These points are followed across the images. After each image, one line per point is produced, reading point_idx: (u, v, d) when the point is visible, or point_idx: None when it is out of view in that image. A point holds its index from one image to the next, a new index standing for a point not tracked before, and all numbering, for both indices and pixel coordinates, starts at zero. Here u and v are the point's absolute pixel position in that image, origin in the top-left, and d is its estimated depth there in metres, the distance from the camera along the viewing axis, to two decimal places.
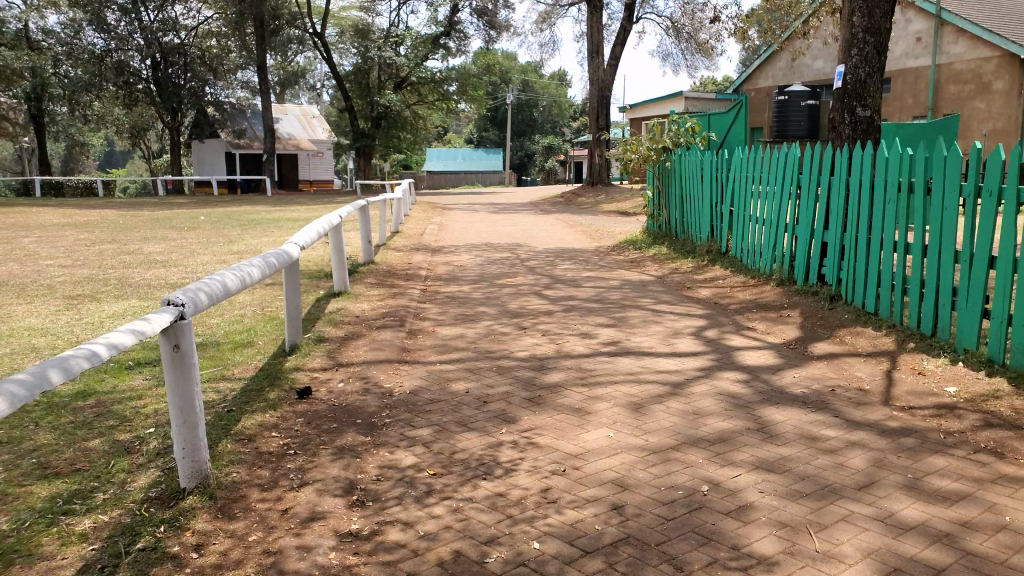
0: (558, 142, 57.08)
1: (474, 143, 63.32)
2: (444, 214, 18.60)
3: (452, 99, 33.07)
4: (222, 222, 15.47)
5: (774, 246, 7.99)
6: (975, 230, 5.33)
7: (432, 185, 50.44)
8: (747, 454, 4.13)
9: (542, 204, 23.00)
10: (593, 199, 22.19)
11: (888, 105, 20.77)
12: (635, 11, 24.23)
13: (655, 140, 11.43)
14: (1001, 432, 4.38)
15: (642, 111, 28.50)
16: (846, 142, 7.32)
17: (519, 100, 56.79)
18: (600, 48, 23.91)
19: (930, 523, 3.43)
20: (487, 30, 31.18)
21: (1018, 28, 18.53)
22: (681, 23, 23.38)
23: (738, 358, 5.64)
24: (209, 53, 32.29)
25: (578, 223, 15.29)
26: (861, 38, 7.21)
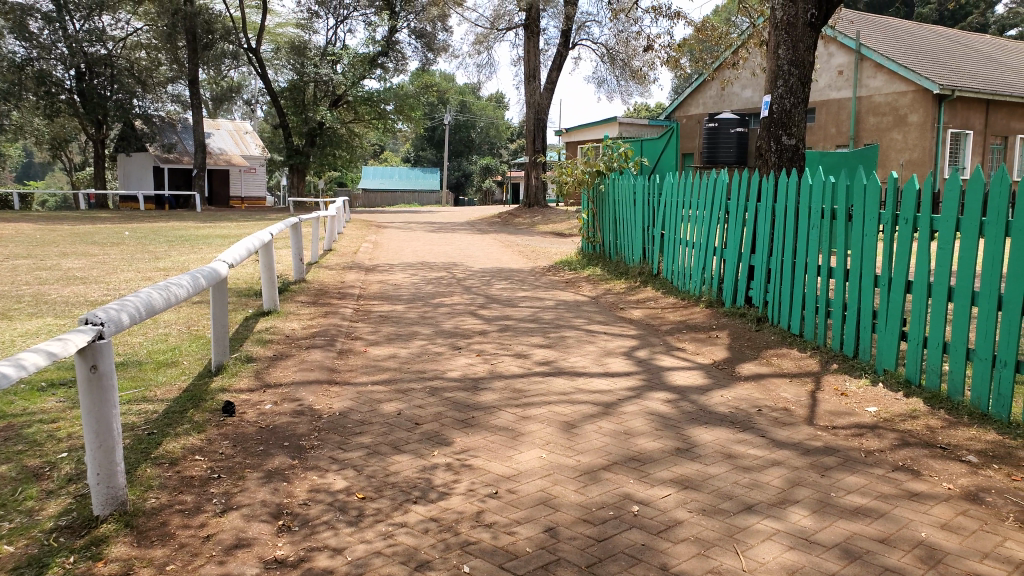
0: (495, 163, 57.55)
1: (411, 162, 63.31)
2: (380, 233, 18.45)
3: (389, 118, 33.04)
4: (147, 239, 14.98)
5: (704, 269, 8.19)
6: (893, 257, 5.58)
7: (368, 202, 50.14)
8: (675, 473, 4.19)
9: (479, 224, 23.05)
10: (529, 220, 22.37)
11: (813, 134, 21.61)
12: (571, 38, 24.70)
13: (589, 164, 11.59)
14: (917, 450, 4.58)
15: (578, 135, 29.01)
16: (773, 169, 7.59)
17: (457, 121, 56.97)
18: (536, 72, 24.26)
19: (851, 541, 3.53)
20: (425, 51, 31.28)
21: (930, 65, 19.63)
22: (616, 51, 23.94)
23: (667, 378, 5.74)
24: (138, 65, 31.43)
25: (514, 243, 15.39)
26: (787, 70, 7.50)
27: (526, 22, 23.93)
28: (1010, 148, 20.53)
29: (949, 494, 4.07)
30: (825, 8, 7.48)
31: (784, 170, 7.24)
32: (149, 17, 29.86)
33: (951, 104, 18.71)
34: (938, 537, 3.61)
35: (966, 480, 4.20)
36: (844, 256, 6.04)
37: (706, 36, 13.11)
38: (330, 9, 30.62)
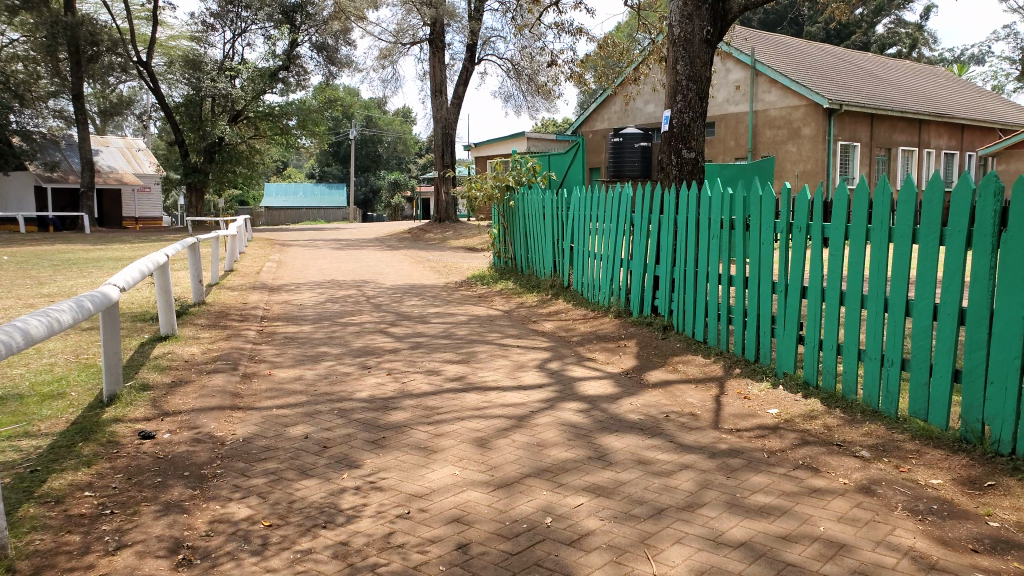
0: (403, 179, 57.39)
1: (316, 177, 62.27)
2: (283, 252, 17.95)
3: (292, 133, 32.74)
4: (27, 264, 14.06)
5: (612, 280, 8.35)
6: (788, 264, 5.82)
7: (272, 221, 48.94)
8: (588, 481, 4.23)
9: (389, 240, 22.82)
10: (441, 235, 22.32)
11: (713, 147, 22.42)
12: (477, 53, 24.87)
13: (498, 178, 11.66)
14: (815, 448, 4.77)
15: (487, 150, 29.20)
16: (674, 181, 7.83)
17: (363, 136, 56.25)
18: (443, 86, 24.36)
19: (756, 539, 3.63)
20: (327, 65, 30.89)
21: (820, 81, 20.73)
22: (522, 66, 24.29)
23: (579, 388, 5.80)
24: (14, 77, 29.11)
25: (425, 259, 15.33)
26: (685, 85, 7.75)
27: (431, 36, 23.97)
28: (894, 159, 21.87)
29: (844, 488, 4.25)
30: (719, 25, 7.77)
31: (685, 183, 7.48)
32: (26, 27, 28.15)
33: (840, 118, 19.80)
34: (835, 530, 3.76)
35: (860, 475, 4.40)
36: (743, 265, 6.26)
37: (608, 52, 13.39)
38: (226, 21, 29.83)
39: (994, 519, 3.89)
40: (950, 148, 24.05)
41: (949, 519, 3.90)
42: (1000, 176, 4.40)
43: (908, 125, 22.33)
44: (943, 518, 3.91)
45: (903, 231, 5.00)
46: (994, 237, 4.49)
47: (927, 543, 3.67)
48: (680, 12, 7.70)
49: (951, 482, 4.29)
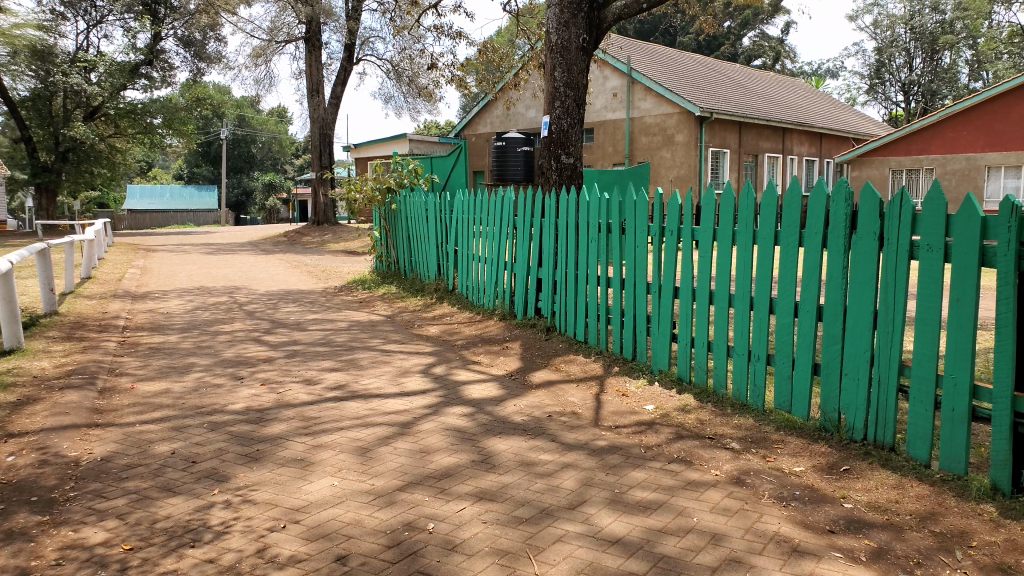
0: (279, 180, 55.70)
1: (186, 178, 59.39)
2: (147, 257, 16.91)
3: (156, 132, 31.07)
4: None
5: (496, 283, 8.40)
6: (662, 266, 6.04)
7: (136, 225, 46.08)
8: (472, 486, 4.22)
9: (263, 244, 22.06)
10: (319, 238, 21.82)
11: (592, 152, 23.03)
12: (355, 53, 24.46)
13: (378, 180, 11.45)
14: (690, 442, 4.97)
15: (367, 151, 28.82)
16: (554, 186, 7.97)
17: (235, 136, 53.57)
18: (320, 86, 23.83)
19: (633, 534, 3.74)
20: (195, 61, 29.54)
21: (692, 90, 21.73)
22: (402, 67, 24.09)
23: (464, 392, 5.78)
24: None
25: (302, 263, 14.91)
26: (563, 91, 7.91)
27: (307, 34, 23.42)
28: (760, 165, 23.21)
29: (716, 479, 4.46)
30: (595, 34, 8.00)
31: (565, 187, 7.62)
32: None
33: (710, 126, 20.80)
34: (709, 519, 3.94)
35: (731, 466, 4.63)
36: (620, 267, 6.46)
37: (488, 56, 13.46)
38: (79, 10, 27.79)
39: (849, 500, 4.19)
40: (811, 155, 25.78)
41: (810, 504, 4.16)
42: (850, 182, 4.74)
43: (773, 132, 23.74)
44: (804, 503, 4.17)
45: (765, 235, 5.29)
46: (845, 239, 4.84)
47: (791, 527, 3.90)
48: (557, 20, 7.84)
49: (812, 468, 4.59)
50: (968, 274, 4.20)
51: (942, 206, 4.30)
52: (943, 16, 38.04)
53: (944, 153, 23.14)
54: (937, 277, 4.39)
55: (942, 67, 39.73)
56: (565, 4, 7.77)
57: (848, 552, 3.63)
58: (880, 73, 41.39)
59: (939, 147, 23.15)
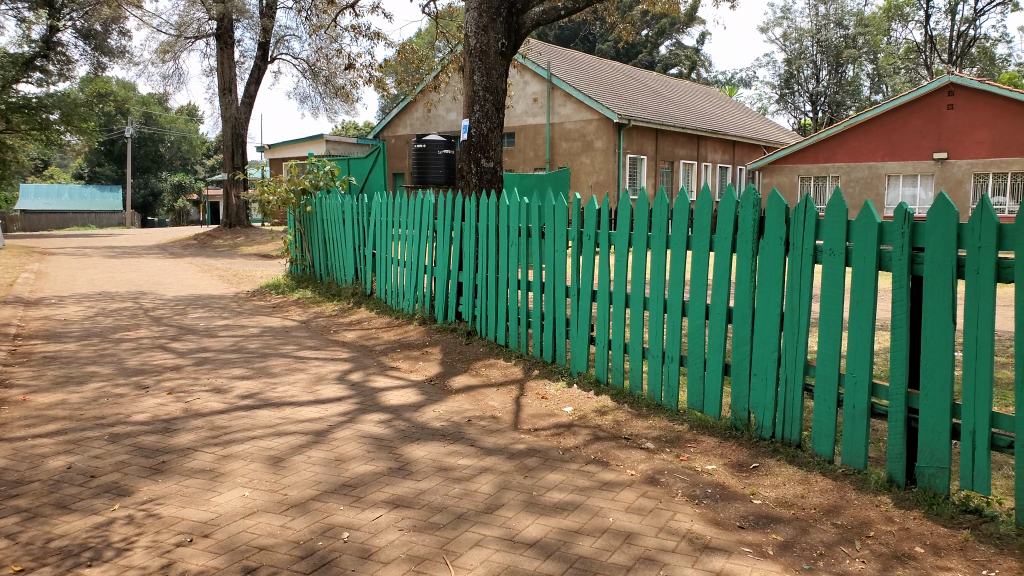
0: (189, 181, 53.81)
1: (86, 178, 56.51)
2: (43, 260, 16.04)
3: (54, 130, 28.97)
4: None
5: (415, 287, 8.34)
6: (580, 269, 6.12)
7: (31, 227, 43.55)
8: (388, 494, 4.16)
9: (171, 247, 21.22)
10: (230, 241, 21.18)
11: (513, 156, 23.17)
12: (269, 52, 23.87)
13: (293, 182, 11.20)
14: (606, 443, 5.05)
15: (282, 152, 28.23)
16: (474, 190, 7.96)
17: (141, 134, 51.68)
18: (232, 85, 23.19)
19: (549, 536, 3.77)
20: (95, 54, 28.30)
21: (611, 97, 22.14)
22: (318, 67, 23.67)
23: (381, 399, 5.70)
24: None
25: (213, 267, 14.44)
26: (482, 95, 7.91)
27: (218, 31, 22.74)
28: (676, 172, 23.88)
29: (632, 479, 4.55)
30: (513, 39, 8.04)
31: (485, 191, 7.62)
32: None
33: (628, 133, 21.24)
34: (623, 519, 4.00)
35: (646, 466, 4.73)
36: (540, 271, 6.52)
37: (407, 58, 13.39)
38: None
39: (758, 497, 4.34)
40: (724, 162, 26.67)
41: (721, 501, 4.29)
42: (758, 189, 4.91)
43: (688, 140, 24.43)
44: (716, 500, 4.29)
45: (678, 240, 5.44)
46: (753, 244, 5.00)
47: (702, 525, 4.00)
48: (476, 24, 7.84)
49: (722, 466, 4.74)
50: (866, 277, 4.41)
51: (842, 212, 4.50)
52: (846, 31, 39.99)
53: (848, 162, 24.34)
54: (838, 280, 4.59)
55: (845, 79, 41.76)
56: (484, 9, 7.79)
57: (756, 547, 3.76)
58: (789, 84, 43.09)
59: (844, 156, 24.29)
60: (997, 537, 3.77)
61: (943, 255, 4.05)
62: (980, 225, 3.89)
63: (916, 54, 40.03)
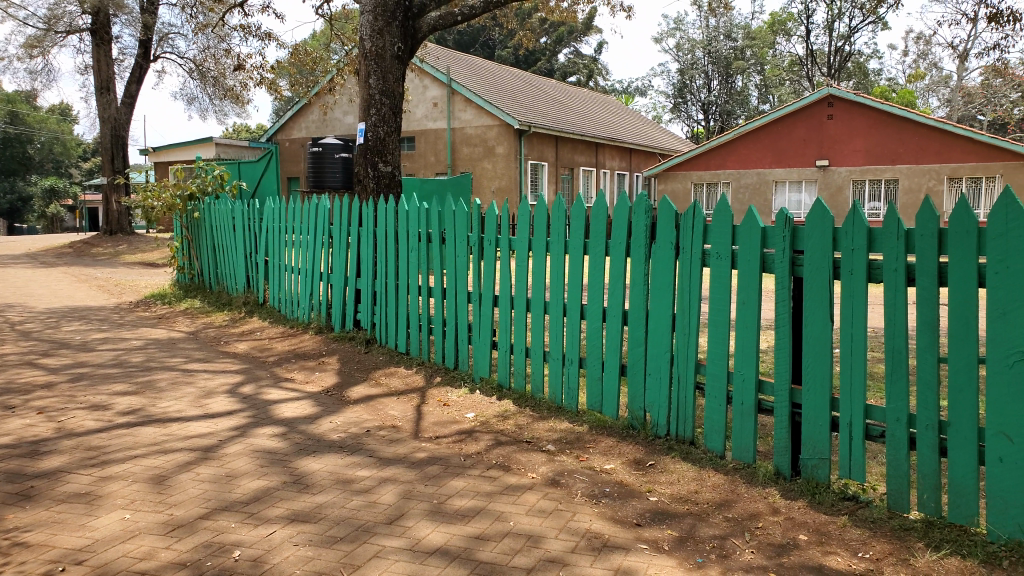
0: (64, 186, 50.45)
1: None
2: None
3: None
4: None
5: (311, 295, 8.16)
6: (480, 274, 6.12)
7: None
8: (284, 509, 4.03)
9: (43, 256, 19.88)
10: (111, 250, 20.03)
11: (413, 160, 22.98)
12: (152, 50, 22.80)
13: (179, 187, 10.74)
14: (508, 447, 5.07)
15: (167, 155, 27.03)
16: (371, 195, 7.85)
17: (7, 135, 48.06)
18: (111, 83, 22.04)
19: (451, 543, 3.74)
20: None
21: (510, 103, 22.37)
22: (205, 67, 22.82)
23: (275, 411, 5.52)
24: None
25: (91, 277, 13.63)
26: (379, 99, 7.82)
27: (93, 27, 21.52)
28: (576, 178, 24.35)
29: (533, 482, 4.58)
30: (409, 43, 7.98)
31: (383, 196, 7.52)
32: None
33: (528, 139, 21.49)
34: (524, 522, 4.02)
35: (547, 467, 4.77)
36: (440, 277, 6.48)
37: (301, 59, 13.27)
38: None
39: (654, 494, 4.46)
40: (622, 169, 27.45)
41: (619, 499, 4.37)
42: (649, 195, 5.05)
43: (587, 147, 24.97)
44: (614, 499, 4.38)
45: (575, 245, 5.53)
46: (646, 248, 5.14)
47: (602, 523, 4.07)
48: (371, 27, 7.74)
49: (620, 465, 4.85)
50: (751, 279, 4.61)
51: (728, 217, 4.68)
52: (735, 44, 41.93)
53: (738, 168, 25.45)
54: (726, 282, 4.77)
55: (734, 90, 43.94)
56: (379, 12, 7.69)
57: (653, 543, 3.85)
58: (682, 93, 44.68)
59: (734, 163, 25.42)
60: (872, 520, 4.01)
61: (820, 257, 4.29)
62: (852, 228, 4.14)
63: (798, 67, 42.54)
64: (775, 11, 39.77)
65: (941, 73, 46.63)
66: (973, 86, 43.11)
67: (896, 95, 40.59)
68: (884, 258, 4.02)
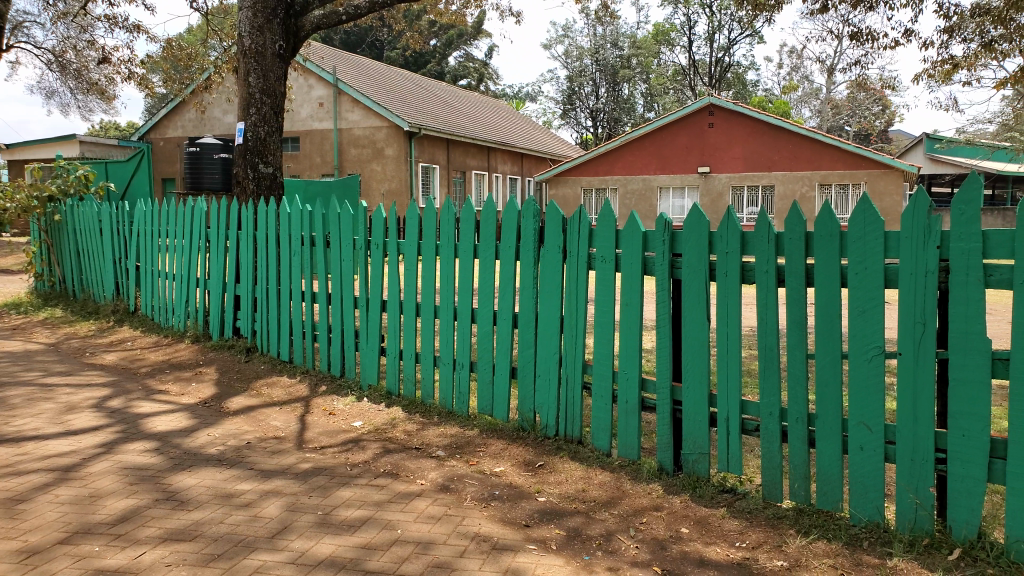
0: None
1: None
2: None
3: None
4: None
5: (187, 302, 7.80)
6: (367, 279, 6.00)
7: None
8: (156, 528, 3.80)
9: None
10: None
11: (298, 162, 22.32)
12: (4, 38, 21.11)
13: (36, 187, 9.98)
14: (396, 455, 4.99)
15: (25, 153, 25.11)
16: (252, 197, 7.56)
17: None
18: None
19: (337, 554, 3.63)
20: None
21: (399, 105, 22.16)
22: (66, 59, 21.34)
23: (146, 425, 5.22)
24: None
25: None
26: (258, 98, 7.55)
27: None
28: (467, 181, 24.39)
29: (423, 488, 4.52)
30: (291, 42, 7.77)
31: (264, 198, 7.26)
32: None
33: (418, 141, 21.34)
34: (413, 529, 3.95)
35: (436, 474, 4.73)
36: (325, 282, 6.33)
37: (175, 54, 12.70)
38: None
39: (543, 494, 4.50)
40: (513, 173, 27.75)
41: (509, 501, 4.39)
42: (537, 200, 5.09)
43: (478, 151, 25.06)
44: (504, 501, 4.39)
45: (465, 248, 5.52)
46: (535, 252, 5.19)
47: (491, 525, 4.06)
48: (250, 23, 7.47)
49: (510, 467, 4.87)
50: (634, 282, 4.73)
51: (611, 222, 4.78)
52: (622, 52, 43.15)
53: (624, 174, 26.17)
54: (611, 284, 4.88)
55: (622, 97, 45.33)
56: (258, 8, 7.43)
57: (541, 542, 3.89)
58: (571, 99, 45.56)
59: (621, 169, 26.16)
60: (748, 511, 4.19)
61: (696, 259, 4.44)
62: (727, 232, 4.30)
63: (682, 76, 44.35)
64: (659, 22, 41.26)
65: (811, 85, 49.80)
66: (840, 98, 46.24)
67: (772, 105, 42.98)
68: (757, 259, 4.20)
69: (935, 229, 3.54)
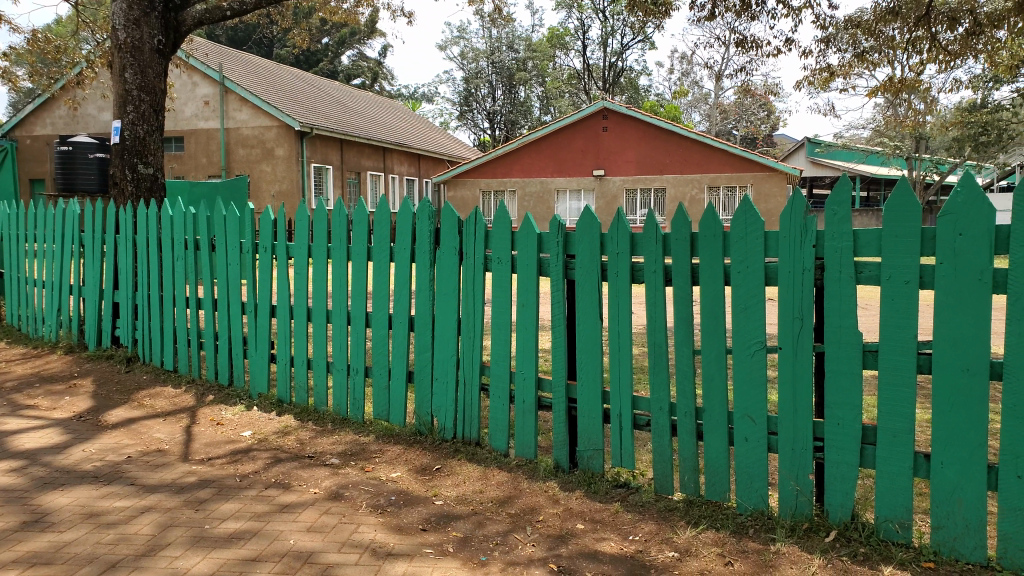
0: None
1: None
2: None
3: None
4: None
5: (60, 310, 7.37)
6: (256, 283, 5.81)
7: None
8: (21, 553, 3.57)
9: None
10: None
11: (182, 162, 21.39)
12: None
13: None
14: (288, 464, 4.87)
15: None
16: (130, 199, 7.19)
17: None
18: None
19: (222, 569, 3.51)
20: None
21: (290, 104, 21.62)
22: None
23: (10, 444, 4.88)
24: None
25: None
26: (136, 95, 7.19)
27: None
28: (362, 182, 24.05)
29: (315, 497, 4.42)
30: (171, 37, 7.45)
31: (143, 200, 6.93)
32: None
33: (310, 142, 20.86)
34: (304, 540, 3.86)
35: (330, 482, 4.64)
36: (211, 287, 6.09)
37: (41, 47, 11.91)
38: None
39: (440, 497, 4.49)
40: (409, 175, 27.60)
41: (404, 506, 4.36)
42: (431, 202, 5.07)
43: (373, 151, 24.79)
44: (399, 506, 4.35)
45: (359, 251, 5.43)
46: (430, 253, 5.15)
47: (385, 533, 4.01)
48: (125, 16, 7.11)
49: (406, 472, 4.83)
50: (529, 283, 4.76)
51: (506, 224, 4.81)
52: (517, 54, 43.73)
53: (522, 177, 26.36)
54: (506, 286, 4.91)
55: (518, 100, 45.82)
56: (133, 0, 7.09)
57: (437, 546, 3.87)
58: (468, 101, 45.67)
59: (518, 172, 26.35)
60: (641, 505, 4.30)
61: (589, 260, 4.52)
62: (616, 234, 4.39)
63: (577, 80, 45.31)
64: (553, 26, 41.92)
65: (700, 91, 51.83)
66: (727, 103, 48.26)
67: (663, 110, 44.50)
68: (646, 260, 4.30)
69: (811, 229, 3.73)
